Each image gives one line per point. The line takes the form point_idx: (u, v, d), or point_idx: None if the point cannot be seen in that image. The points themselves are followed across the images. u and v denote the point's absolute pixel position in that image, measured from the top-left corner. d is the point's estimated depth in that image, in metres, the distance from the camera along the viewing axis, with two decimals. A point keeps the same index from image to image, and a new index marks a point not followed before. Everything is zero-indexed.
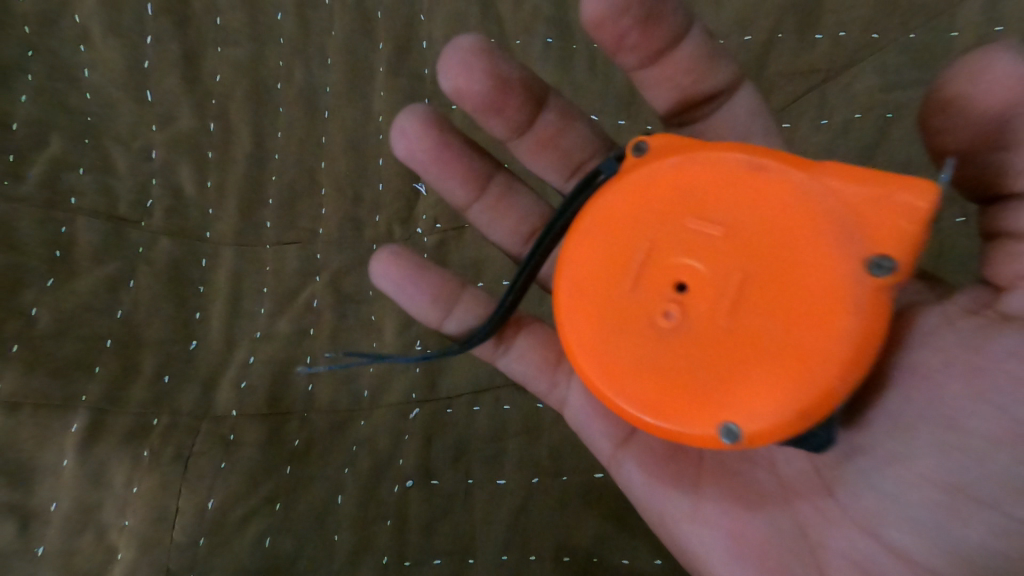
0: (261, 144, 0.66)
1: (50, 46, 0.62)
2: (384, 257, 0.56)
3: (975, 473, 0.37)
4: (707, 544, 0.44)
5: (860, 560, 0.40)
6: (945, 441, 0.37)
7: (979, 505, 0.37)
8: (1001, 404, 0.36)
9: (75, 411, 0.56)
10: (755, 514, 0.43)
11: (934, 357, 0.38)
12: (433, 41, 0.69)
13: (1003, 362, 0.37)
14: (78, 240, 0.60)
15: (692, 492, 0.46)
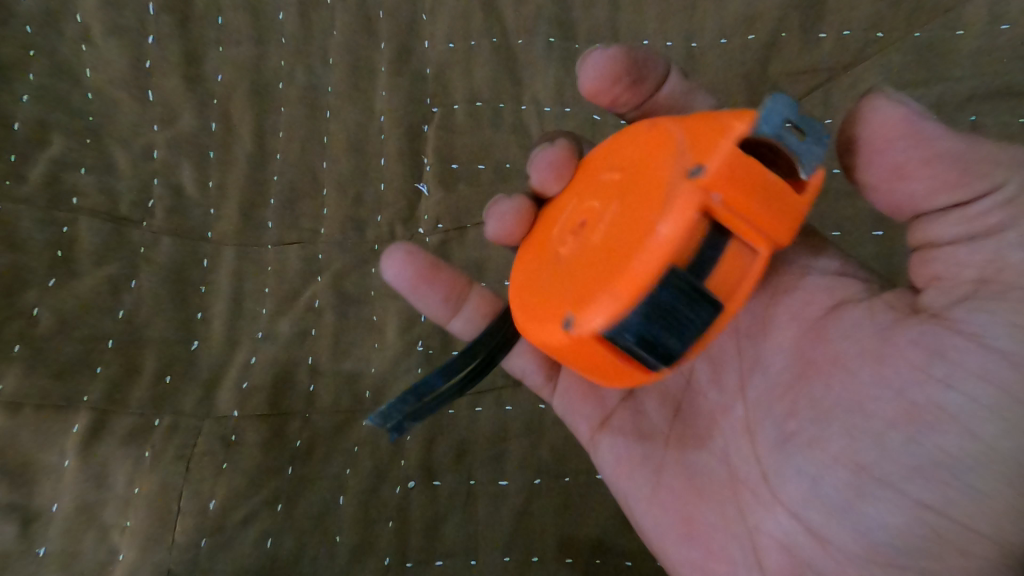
0: (263, 144, 0.66)
1: (52, 46, 0.62)
2: (398, 255, 0.54)
3: (879, 455, 0.40)
4: (662, 523, 0.49)
5: (784, 540, 0.44)
6: (848, 421, 0.41)
7: (882, 484, 0.40)
8: (898, 386, 0.40)
9: (77, 411, 0.56)
10: (705, 498, 0.47)
11: (840, 346, 0.42)
12: (434, 40, 0.69)
13: (905, 351, 0.40)
14: (80, 240, 0.60)
15: (653, 475, 0.50)
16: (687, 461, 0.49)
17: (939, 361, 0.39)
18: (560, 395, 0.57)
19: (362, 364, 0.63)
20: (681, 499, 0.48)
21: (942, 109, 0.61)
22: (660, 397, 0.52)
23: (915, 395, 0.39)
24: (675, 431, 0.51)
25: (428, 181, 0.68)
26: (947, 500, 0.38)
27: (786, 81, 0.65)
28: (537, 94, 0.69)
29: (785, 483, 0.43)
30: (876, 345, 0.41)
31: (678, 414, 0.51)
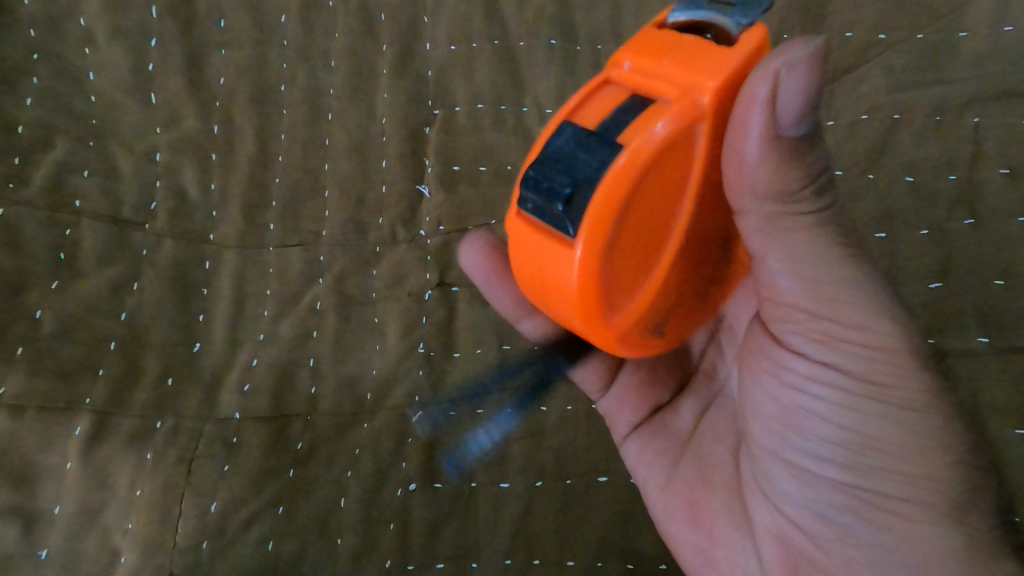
0: (265, 146, 0.66)
1: (56, 49, 0.63)
2: (470, 244, 0.63)
3: (795, 452, 0.48)
4: (671, 509, 0.56)
5: (777, 531, 0.50)
6: (771, 425, 0.49)
7: (812, 477, 0.47)
8: (788, 397, 0.48)
9: (79, 413, 0.56)
10: (712, 489, 0.55)
11: (774, 358, 0.49)
12: (436, 43, 0.69)
13: (751, 362, 0.51)
14: (83, 242, 0.60)
15: (668, 468, 0.58)
16: (700, 455, 0.57)
17: (784, 371, 0.48)
18: (613, 395, 0.61)
19: (364, 366, 0.63)
20: (691, 489, 0.56)
21: (945, 110, 0.61)
22: (695, 395, 0.60)
23: (806, 404, 0.47)
24: (703, 424, 0.58)
25: (429, 182, 0.68)
26: (861, 479, 0.45)
27: None
28: (539, 97, 0.69)
29: (756, 474, 0.51)
30: (775, 355, 0.49)
31: (705, 412, 0.59)
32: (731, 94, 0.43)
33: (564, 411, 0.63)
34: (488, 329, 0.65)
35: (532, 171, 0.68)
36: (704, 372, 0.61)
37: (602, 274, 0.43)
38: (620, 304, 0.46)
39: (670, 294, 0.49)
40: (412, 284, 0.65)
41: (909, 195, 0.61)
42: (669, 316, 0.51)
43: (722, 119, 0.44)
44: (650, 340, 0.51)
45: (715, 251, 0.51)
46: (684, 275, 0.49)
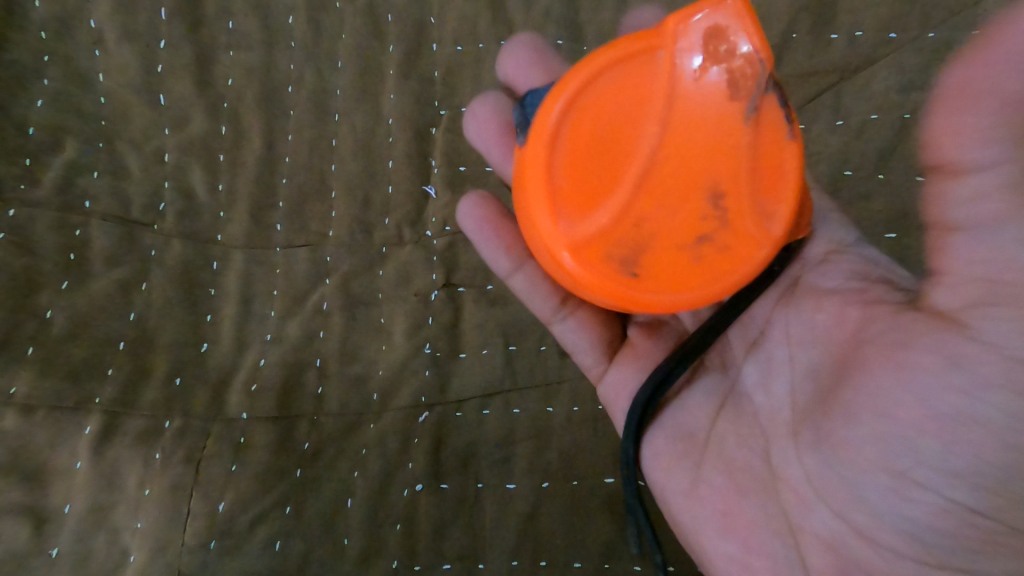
0: (272, 147, 0.67)
1: (65, 52, 0.63)
2: (469, 200, 0.60)
3: (916, 461, 0.39)
4: (700, 519, 0.49)
5: (830, 539, 0.43)
6: (896, 429, 0.40)
7: (922, 489, 0.39)
8: (921, 395, 0.39)
9: (88, 413, 0.56)
10: (745, 496, 0.47)
11: (865, 347, 0.43)
12: (442, 43, 0.70)
13: (919, 356, 0.39)
14: (92, 243, 0.60)
15: (693, 470, 0.50)
16: (726, 457, 0.49)
17: (910, 352, 0.40)
18: (619, 368, 0.57)
19: (370, 366, 0.63)
20: (722, 496, 0.48)
21: None
22: (706, 388, 0.52)
23: (942, 404, 0.38)
24: (720, 425, 0.50)
25: (436, 183, 0.68)
26: (990, 503, 0.38)
27: (797, 81, 0.64)
28: None
29: (826, 481, 0.43)
30: (856, 340, 0.44)
31: (721, 409, 0.51)
32: (697, 25, 0.42)
33: (571, 411, 0.63)
34: (494, 329, 0.65)
35: None
36: (720, 368, 0.52)
37: (552, 173, 0.45)
38: (565, 214, 0.46)
39: (639, 229, 0.44)
40: (418, 284, 0.65)
41: (921, 195, 0.60)
42: (644, 258, 0.45)
43: (687, 44, 0.42)
44: (616, 277, 0.45)
45: (711, 205, 0.43)
46: (654, 212, 0.44)
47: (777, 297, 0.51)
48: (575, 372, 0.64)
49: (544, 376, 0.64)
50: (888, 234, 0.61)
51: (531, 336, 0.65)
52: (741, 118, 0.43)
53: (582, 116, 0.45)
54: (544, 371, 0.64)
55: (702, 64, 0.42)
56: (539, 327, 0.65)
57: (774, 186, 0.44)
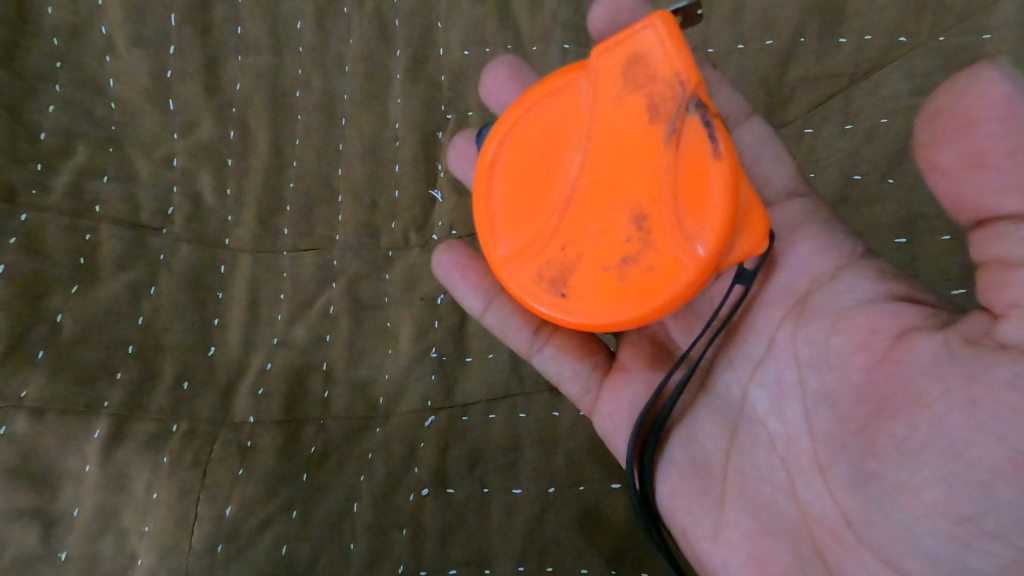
0: (280, 151, 0.67)
1: (77, 57, 0.64)
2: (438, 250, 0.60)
3: (989, 506, 0.37)
4: (734, 563, 0.47)
5: None
6: (952, 472, 0.38)
7: (992, 536, 0.37)
8: (998, 434, 0.37)
9: (97, 417, 0.57)
10: (776, 538, 0.45)
11: (916, 385, 0.40)
12: (449, 47, 0.70)
13: (997, 393, 0.37)
14: (102, 247, 0.61)
15: (715, 508, 0.48)
16: (752, 494, 0.47)
17: (977, 388, 0.38)
18: (607, 402, 0.56)
19: (377, 369, 0.63)
20: (752, 539, 0.46)
21: None
22: (712, 418, 0.51)
23: (1021, 443, 0.36)
24: (735, 459, 0.48)
25: (442, 187, 0.68)
26: None
27: (803, 85, 0.64)
28: None
29: (883, 529, 0.40)
30: (894, 373, 0.41)
31: (732, 441, 0.49)
32: (619, 60, 0.47)
33: (577, 415, 0.62)
34: None
35: None
36: (721, 396, 0.51)
37: (488, 200, 0.53)
38: (497, 230, 0.52)
39: (565, 248, 0.49)
40: (424, 288, 0.65)
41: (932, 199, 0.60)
42: (567, 277, 0.50)
43: (603, 79, 0.48)
44: (543, 294, 0.51)
45: (633, 223, 0.47)
46: (577, 230, 0.49)
47: (781, 317, 0.48)
48: None
49: (550, 379, 0.63)
50: (899, 239, 0.60)
51: None
52: (655, 150, 0.46)
53: (518, 147, 0.52)
54: None
55: (619, 91, 0.47)
56: None
57: (700, 205, 0.46)
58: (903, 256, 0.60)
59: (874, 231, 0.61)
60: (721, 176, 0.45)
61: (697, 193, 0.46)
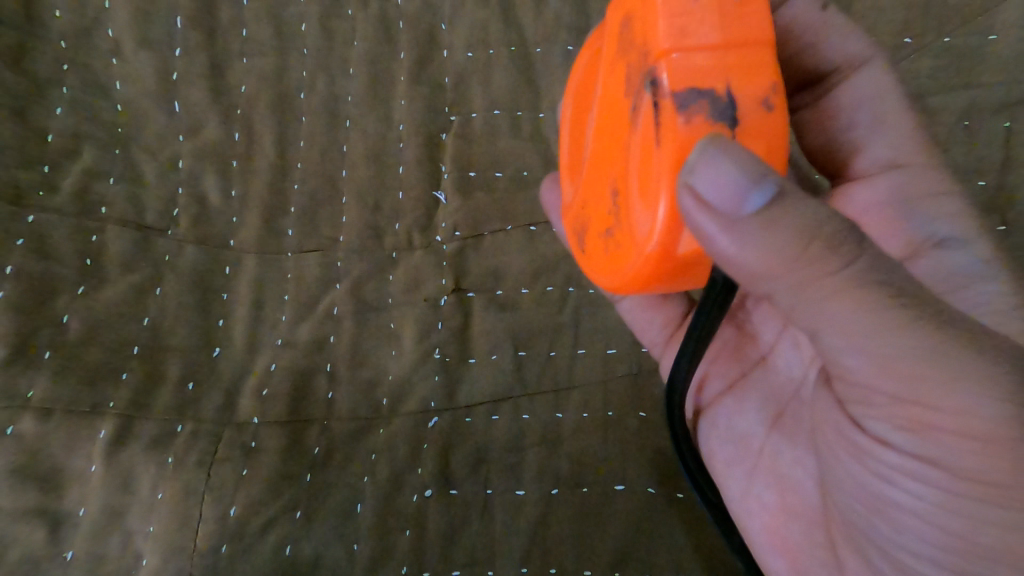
0: (284, 153, 0.67)
1: (84, 60, 0.64)
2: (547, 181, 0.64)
3: (878, 535, 0.42)
4: (749, 526, 0.55)
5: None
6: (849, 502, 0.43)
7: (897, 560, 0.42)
8: (854, 475, 0.42)
9: (104, 418, 0.57)
10: (791, 520, 0.52)
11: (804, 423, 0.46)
12: (453, 49, 0.71)
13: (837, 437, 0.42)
14: (109, 248, 0.61)
15: (748, 478, 0.55)
16: (780, 475, 0.53)
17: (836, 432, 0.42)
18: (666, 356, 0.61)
19: (380, 371, 0.63)
20: (769, 512, 0.53)
21: (976, 114, 0.59)
22: (767, 393, 0.57)
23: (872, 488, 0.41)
24: (775, 436, 0.54)
25: (446, 188, 0.69)
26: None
27: None
28: (554, 102, 0.72)
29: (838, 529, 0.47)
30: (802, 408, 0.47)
31: (777, 419, 0.55)
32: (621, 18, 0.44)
33: (580, 418, 0.62)
34: (504, 335, 0.65)
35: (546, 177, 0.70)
36: (782, 372, 0.57)
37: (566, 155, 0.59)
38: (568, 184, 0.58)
39: (585, 209, 0.52)
40: (427, 289, 0.66)
41: None
42: (585, 236, 0.51)
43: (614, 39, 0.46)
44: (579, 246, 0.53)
45: (612, 192, 0.46)
46: (590, 193, 0.51)
47: None
48: (584, 377, 0.64)
49: (553, 381, 0.63)
50: None
51: (541, 341, 0.65)
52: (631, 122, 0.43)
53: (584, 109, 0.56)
54: (553, 376, 0.64)
55: (620, 53, 0.45)
56: (551, 332, 0.65)
57: (648, 185, 0.40)
58: None
59: None
60: (661, 156, 0.38)
61: (646, 173, 0.40)
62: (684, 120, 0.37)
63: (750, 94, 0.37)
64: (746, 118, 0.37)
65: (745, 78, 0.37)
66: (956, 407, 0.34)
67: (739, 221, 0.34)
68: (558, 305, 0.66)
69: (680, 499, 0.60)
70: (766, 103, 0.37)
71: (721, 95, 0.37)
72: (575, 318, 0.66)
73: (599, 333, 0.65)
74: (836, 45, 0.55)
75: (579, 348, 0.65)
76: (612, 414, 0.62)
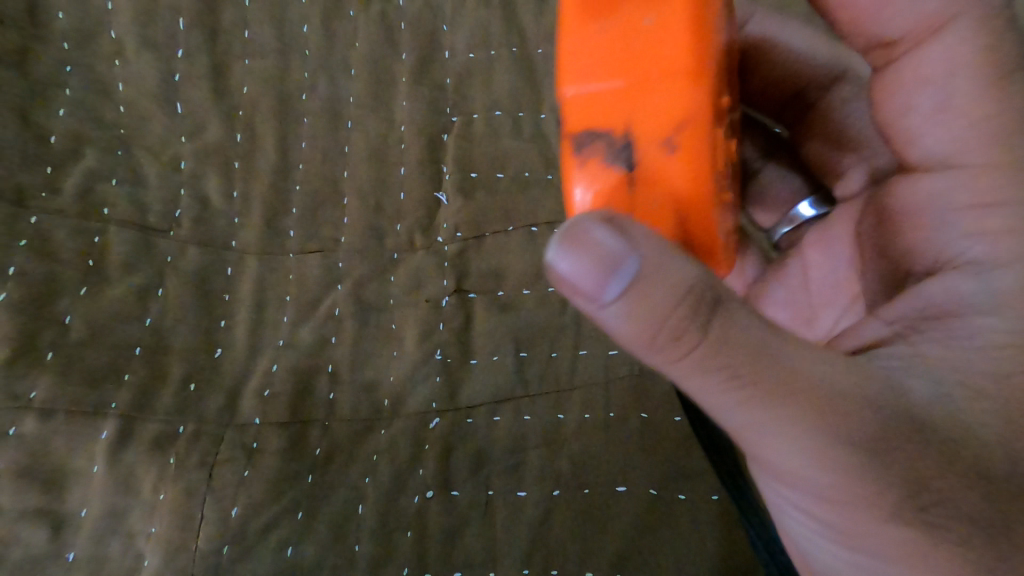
0: (286, 154, 0.67)
1: (87, 62, 0.64)
2: None
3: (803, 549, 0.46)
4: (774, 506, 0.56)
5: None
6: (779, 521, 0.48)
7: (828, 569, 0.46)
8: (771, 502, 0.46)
9: (105, 419, 0.57)
10: None
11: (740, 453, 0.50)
12: (455, 51, 0.71)
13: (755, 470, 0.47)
14: (111, 250, 0.61)
15: None
16: None
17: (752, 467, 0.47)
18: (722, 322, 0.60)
19: (382, 371, 0.63)
20: None
21: None
22: None
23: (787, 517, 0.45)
24: None
25: (447, 190, 0.69)
26: None
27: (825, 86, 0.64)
28: (555, 104, 0.72)
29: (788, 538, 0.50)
30: None
31: None
32: None
33: (582, 419, 0.62)
34: (505, 336, 0.65)
35: (548, 178, 0.70)
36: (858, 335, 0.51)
37: None
38: None
39: None
40: (429, 290, 0.66)
41: None
42: None
43: None
44: None
45: None
46: None
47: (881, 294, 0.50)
48: (586, 378, 0.64)
49: (554, 383, 0.63)
50: None
51: (543, 342, 0.65)
52: None
53: None
54: (554, 378, 0.64)
55: None
56: (552, 333, 0.65)
57: None
58: None
59: None
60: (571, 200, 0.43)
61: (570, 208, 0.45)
62: (583, 169, 0.42)
63: (649, 138, 0.41)
64: (641, 167, 0.41)
65: (644, 123, 0.41)
66: (801, 457, 0.39)
67: (604, 306, 0.37)
68: (559, 306, 0.66)
69: (680, 500, 0.60)
70: (667, 146, 0.40)
71: (619, 139, 0.41)
72: (577, 318, 0.65)
73: (601, 334, 0.65)
74: (898, 11, 0.47)
75: (581, 349, 0.65)
76: (614, 415, 0.62)
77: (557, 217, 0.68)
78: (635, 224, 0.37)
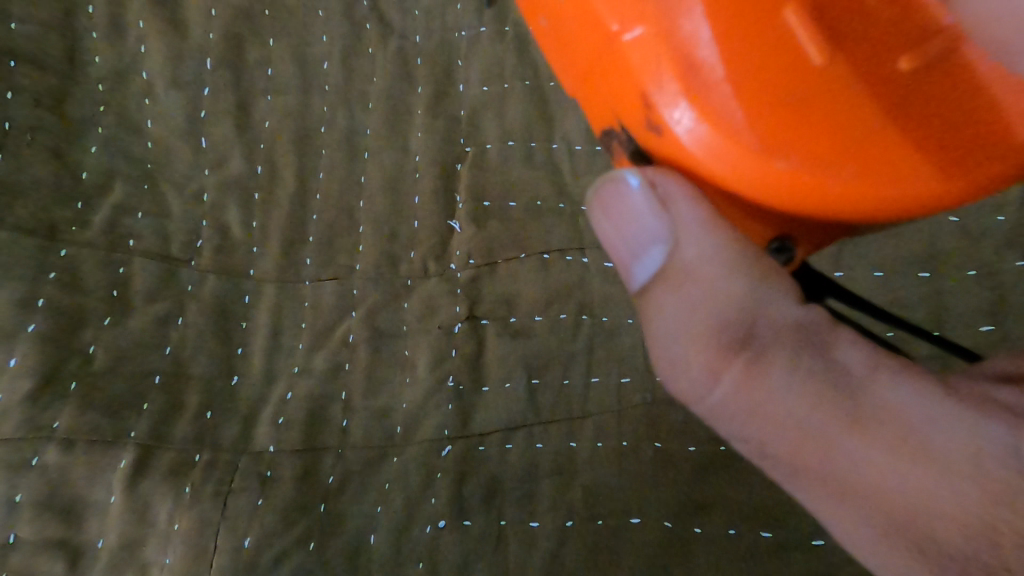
0: (304, 184, 0.69)
1: (119, 101, 0.67)
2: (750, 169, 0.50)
3: None
4: None
5: None
6: None
7: None
8: None
9: (124, 448, 0.57)
10: None
11: None
12: (469, 84, 0.73)
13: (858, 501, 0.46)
14: (135, 281, 0.63)
15: None
16: None
17: None
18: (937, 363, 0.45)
19: (395, 399, 0.63)
20: None
21: None
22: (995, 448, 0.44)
23: None
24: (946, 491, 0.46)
25: (461, 218, 0.70)
26: None
27: None
28: (567, 134, 0.72)
29: None
30: None
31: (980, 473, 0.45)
32: None
33: (595, 447, 0.61)
34: (517, 362, 0.65)
35: (561, 207, 0.70)
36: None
37: None
38: None
39: None
40: (442, 316, 0.66)
41: (955, 236, 0.63)
42: None
43: None
44: None
45: None
46: None
47: None
48: (600, 407, 0.63)
49: (567, 411, 0.63)
50: (924, 273, 0.63)
51: (555, 369, 0.64)
52: None
53: None
54: (567, 405, 0.63)
55: None
56: (564, 359, 0.65)
57: None
58: (922, 291, 0.62)
59: (905, 255, 0.63)
60: None
61: None
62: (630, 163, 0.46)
63: (637, 123, 0.41)
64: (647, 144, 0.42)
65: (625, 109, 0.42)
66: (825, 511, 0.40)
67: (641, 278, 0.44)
68: (571, 333, 0.66)
69: (696, 535, 0.58)
70: (651, 121, 0.40)
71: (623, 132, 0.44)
72: (590, 346, 0.65)
73: (614, 361, 0.64)
74: None
75: (594, 376, 0.64)
76: (627, 443, 0.61)
77: (569, 244, 0.68)
78: (688, 200, 0.39)
